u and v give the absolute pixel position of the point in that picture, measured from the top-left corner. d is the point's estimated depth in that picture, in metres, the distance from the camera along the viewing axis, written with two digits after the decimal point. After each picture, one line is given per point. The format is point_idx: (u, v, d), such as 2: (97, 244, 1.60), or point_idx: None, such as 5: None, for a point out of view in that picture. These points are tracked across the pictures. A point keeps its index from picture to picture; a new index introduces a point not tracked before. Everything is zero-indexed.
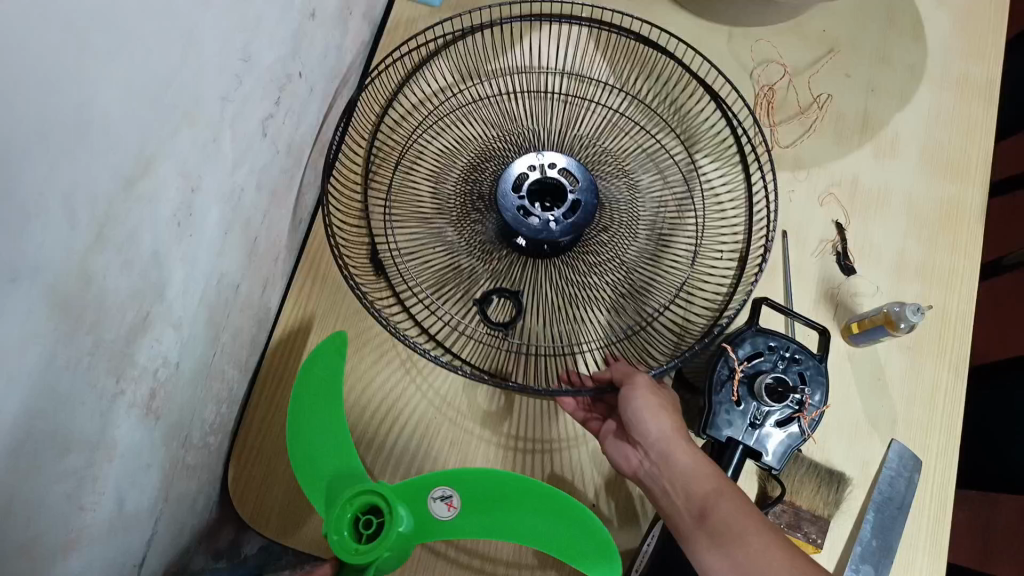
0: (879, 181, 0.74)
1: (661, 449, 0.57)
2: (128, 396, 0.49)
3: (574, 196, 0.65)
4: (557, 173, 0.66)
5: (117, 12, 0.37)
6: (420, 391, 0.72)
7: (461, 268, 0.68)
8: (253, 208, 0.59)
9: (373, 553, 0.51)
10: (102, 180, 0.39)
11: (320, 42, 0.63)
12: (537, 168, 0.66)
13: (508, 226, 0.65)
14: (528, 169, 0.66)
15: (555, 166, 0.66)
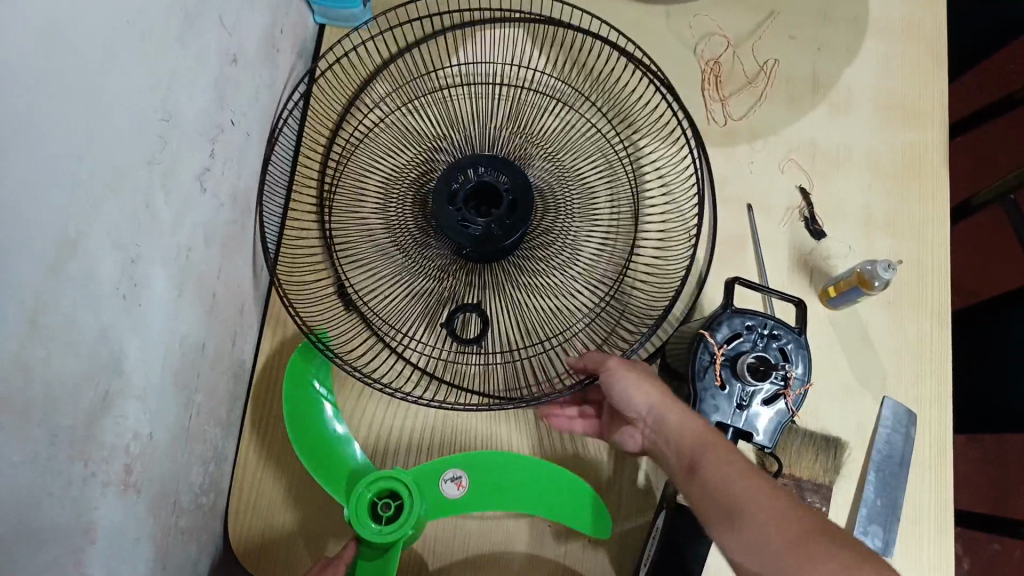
0: (836, 138, 0.72)
1: (656, 418, 0.54)
2: (100, 475, 0.48)
3: (509, 195, 0.65)
4: (489, 175, 0.66)
5: (12, 101, 0.36)
6: (406, 422, 0.70)
7: (416, 293, 0.68)
8: (205, 263, 0.58)
9: (396, 533, 0.55)
10: (23, 272, 0.39)
11: (248, 86, 0.62)
12: (469, 174, 0.66)
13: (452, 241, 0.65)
14: (461, 176, 0.65)
15: (486, 169, 0.66)
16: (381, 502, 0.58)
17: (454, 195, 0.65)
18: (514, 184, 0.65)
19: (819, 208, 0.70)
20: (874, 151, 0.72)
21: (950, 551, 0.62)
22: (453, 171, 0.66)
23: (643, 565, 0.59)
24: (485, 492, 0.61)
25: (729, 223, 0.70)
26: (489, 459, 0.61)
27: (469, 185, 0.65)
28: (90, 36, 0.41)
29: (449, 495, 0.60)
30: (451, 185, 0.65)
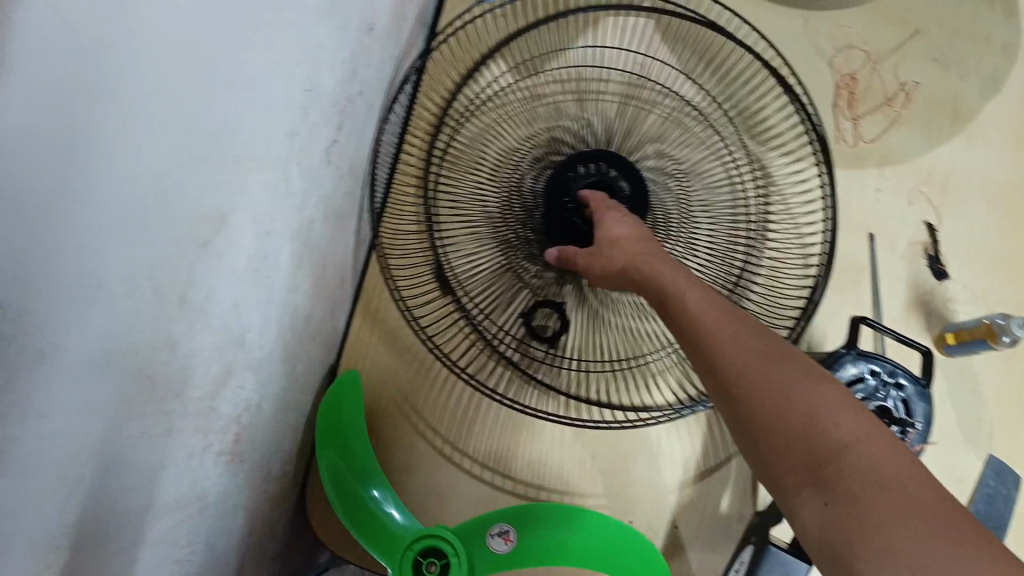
0: (970, 175, 0.69)
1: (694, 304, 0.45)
2: (215, 446, 0.48)
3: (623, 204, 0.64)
4: (611, 172, 0.64)
5: (181, 70, 0.35)
6: (492, 413, 0.68)
7: (508, 284, 0.66)
8: (321, 235, 0.57)
9: None
10: (182, 243, 0.39)
11: (377, 56, 0.60)
12: (590, 166, 0.64)
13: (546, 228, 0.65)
14: (582, 166, 0.65)
15: (610, 166, 0.64)
16: (427, 561, 0.58)
17: (572, 183, 0.64)
18: (635, 188, 0.64)
19: (944, 247, 0.67)
20: (1011, 193, 0.68)
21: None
22: (575, 159, 0.65)
23: None
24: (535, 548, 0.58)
25: (849, 251, 0.67)
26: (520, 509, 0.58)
27: (588, 177, 0.64)
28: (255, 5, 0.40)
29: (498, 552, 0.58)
30: (569, 174, 0.64)
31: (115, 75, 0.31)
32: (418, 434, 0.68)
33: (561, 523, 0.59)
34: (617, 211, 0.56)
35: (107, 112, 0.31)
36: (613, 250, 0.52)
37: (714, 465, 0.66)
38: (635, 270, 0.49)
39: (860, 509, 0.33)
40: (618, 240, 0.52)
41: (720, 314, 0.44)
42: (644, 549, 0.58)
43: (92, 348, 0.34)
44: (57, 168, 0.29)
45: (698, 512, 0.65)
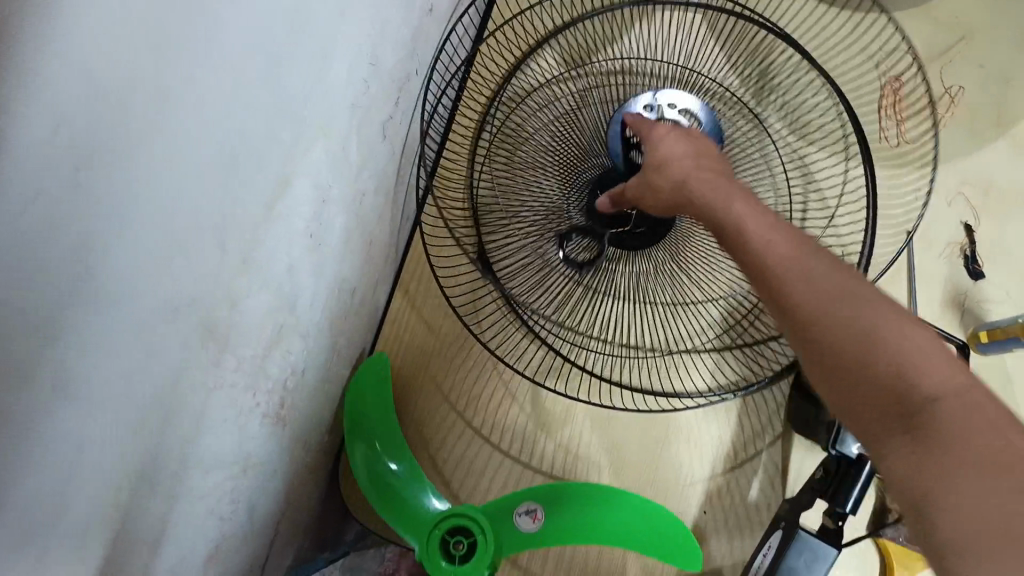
0: (1013, 180, 0.69)
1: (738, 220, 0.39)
2: (262, 407, 0.49)
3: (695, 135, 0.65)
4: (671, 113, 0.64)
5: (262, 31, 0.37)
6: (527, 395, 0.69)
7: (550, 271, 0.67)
8: (370, 210, 0.58)
9: None
10: (248, 203, 0.40)
11: (434, 39, 0.61)
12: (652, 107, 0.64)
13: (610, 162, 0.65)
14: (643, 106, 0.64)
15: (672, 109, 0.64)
16: (455, 540, 0.57)
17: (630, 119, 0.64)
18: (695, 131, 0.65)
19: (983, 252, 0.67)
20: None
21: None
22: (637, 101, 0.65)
23: None
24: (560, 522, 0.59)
25: (886, 250, 0.68)
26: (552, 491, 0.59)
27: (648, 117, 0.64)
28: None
29: (524, 530, 0.59)
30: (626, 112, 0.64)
31: (204, 32, 0.32)
32: (452, 415, 0.68)
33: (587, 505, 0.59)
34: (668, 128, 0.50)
35: (196, 63, 0.33)
36: (664, 169, 0.47)
37: (745, 456, 0.66)
38: (689, 188, 0.44)
39: (942, 462, 0.29)
40: (668, 160, 0.47)
41: (788, 243, 0.37)
42: (677, 534, 0.59)
43: (167, 299, 0.36)
44: (153, 116, 0.31)
45: (728, 501, 0.65)
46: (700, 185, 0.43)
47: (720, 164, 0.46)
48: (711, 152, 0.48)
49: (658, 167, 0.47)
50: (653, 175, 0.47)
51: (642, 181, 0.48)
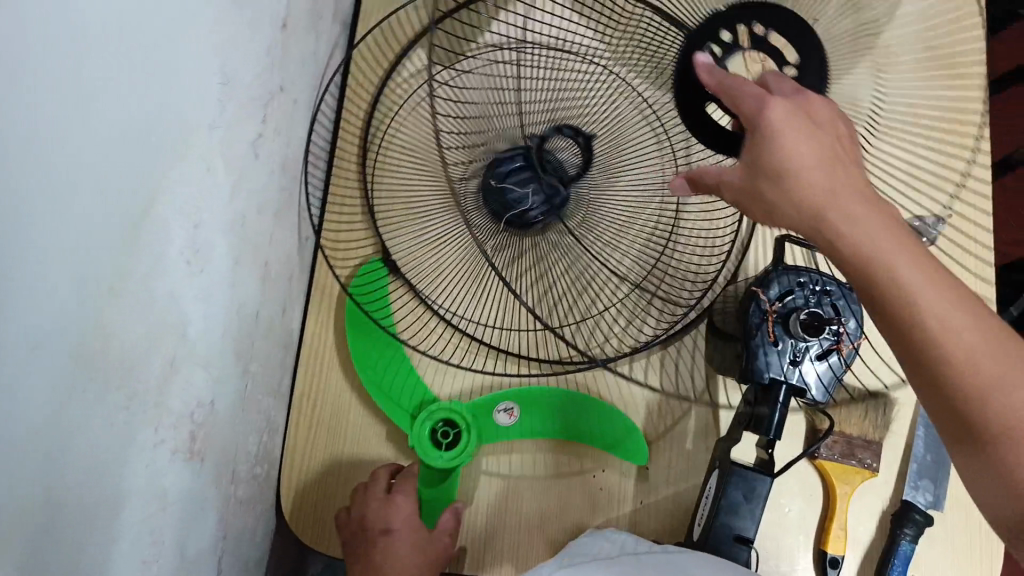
0: (876, 100, 0.72)
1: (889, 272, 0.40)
2: (168, 441, 0.48)
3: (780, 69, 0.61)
4: (762, 32, 0.59)
5: (96, 55, 0.36)
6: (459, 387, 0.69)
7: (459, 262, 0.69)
8: (259, 231, 0.58)
9: (456, 459, 0.64)
10: (105, 233, 0.39)
11: (295, 54, 0.62)
12: (744, 30, 0.60)
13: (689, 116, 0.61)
14: (732, 31, 0.60)
15: (764, 28, 0.59)
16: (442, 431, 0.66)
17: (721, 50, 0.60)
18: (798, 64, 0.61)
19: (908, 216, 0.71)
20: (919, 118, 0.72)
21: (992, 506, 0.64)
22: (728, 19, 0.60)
23: (697, 526, 0.62)
24: (531, 418, 0.67)
25: None
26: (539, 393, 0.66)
27: (741, 43, 0.60)
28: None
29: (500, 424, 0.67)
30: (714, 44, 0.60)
31: (24, 63, 0.32)
32: (384, 424, 0.68)
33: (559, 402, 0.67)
34: (780, 104, 0.45)
35: (21, 96, 0.32)
36: (793, 187, 0.43)
37: (673, 404, 0.68)
38: (821, 215, 0.42)
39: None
40: (799, 171, 0.43)
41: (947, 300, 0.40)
42: (626, 428, 0.66)
43: (23, 338, 0.34)
44: None
45: (666, 451, 0.67)
46: (830, 209, 0.42)
47: (850, 172, 0.44)
48: (839, 144, 0.45)
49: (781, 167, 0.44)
50: (764, 184, 0.45)
51: (750, 185, 0.46)
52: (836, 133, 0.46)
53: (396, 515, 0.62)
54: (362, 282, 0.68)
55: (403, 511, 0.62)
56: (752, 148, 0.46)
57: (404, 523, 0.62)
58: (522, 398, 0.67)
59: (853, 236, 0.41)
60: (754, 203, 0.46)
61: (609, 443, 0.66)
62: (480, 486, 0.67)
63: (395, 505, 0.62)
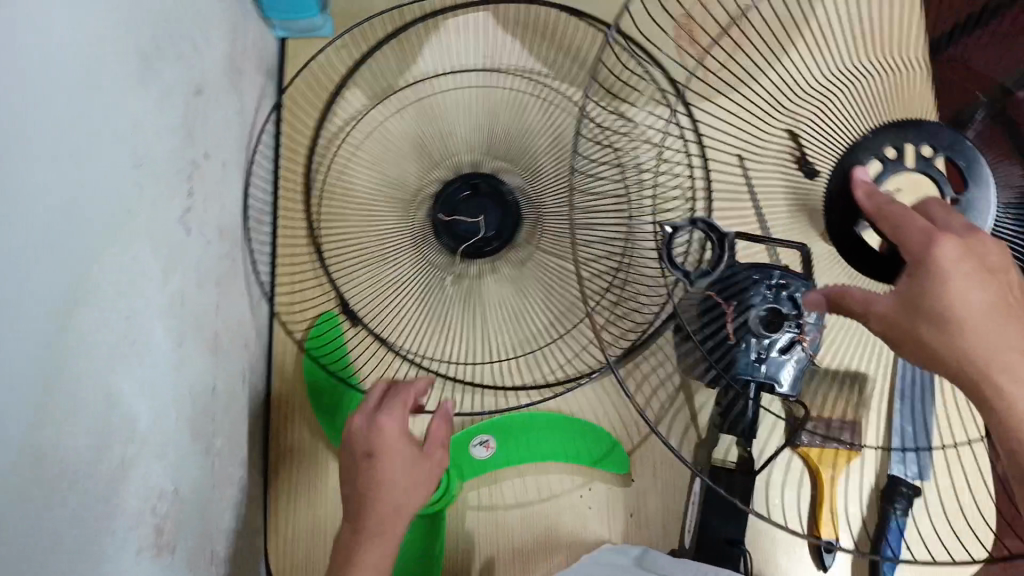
0: None
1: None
2: (131, 541, 0.47)
3: (959, 195, 0.55)
4: (928, 152, 0.55)
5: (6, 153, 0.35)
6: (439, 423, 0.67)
7: (418, 299, 0.68)
8: (201, 304, 0.57)
9: (441, 504, 0.64)
10: (29, 348, 0.37)
11: (215, 116, 0.60)
12: (908, 150, 0.56)
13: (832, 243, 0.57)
14: (895, 149, 0.56)
15: (933, 151, 0.56)
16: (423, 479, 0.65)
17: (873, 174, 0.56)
18: (952, 196, 0.55)
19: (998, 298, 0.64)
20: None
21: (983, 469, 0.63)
22: (882, 139, 0.56)
23: (687, 534, 0.61)
24: (510, 449, 0.66)
25: None
26: (510, 422, 0.66)
27: (906, 162, 0.55)
28: (61, 90, 0.39)
29: (479, 460, 0.66)
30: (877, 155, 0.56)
31: None
32: None
33: (534, 428, 0.66)
34: (952, 242, 0.42)
35: None
36: (955, 333, 0.41)
37: (651, 413, 0.67)
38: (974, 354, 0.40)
39: None
40: (970, 320, 0.41)
41: None
42: (605, 441, 0.66)
43: None
44: None
45: (652, 461, 0.66)
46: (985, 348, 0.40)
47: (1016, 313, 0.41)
48: (1012, 296, 0.42)
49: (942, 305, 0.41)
50: (923, 325, 0.42)
51: (904, 323, 0.43)
52: (1007, 284, 0.42)
53: (383, 437, 0.56)
54: (321, 333, 0.67)
55: (391, 435, 0.56)
56: (913, 285, 0.43)
57: (391, 445, 0.56)
58: (498, 431, 0.66)
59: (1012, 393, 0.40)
60: (901, 339, 0.43)
61: (592, 461, 0.66)
62: (467, 523, 0.65)
63: (379, 428, 0.56)
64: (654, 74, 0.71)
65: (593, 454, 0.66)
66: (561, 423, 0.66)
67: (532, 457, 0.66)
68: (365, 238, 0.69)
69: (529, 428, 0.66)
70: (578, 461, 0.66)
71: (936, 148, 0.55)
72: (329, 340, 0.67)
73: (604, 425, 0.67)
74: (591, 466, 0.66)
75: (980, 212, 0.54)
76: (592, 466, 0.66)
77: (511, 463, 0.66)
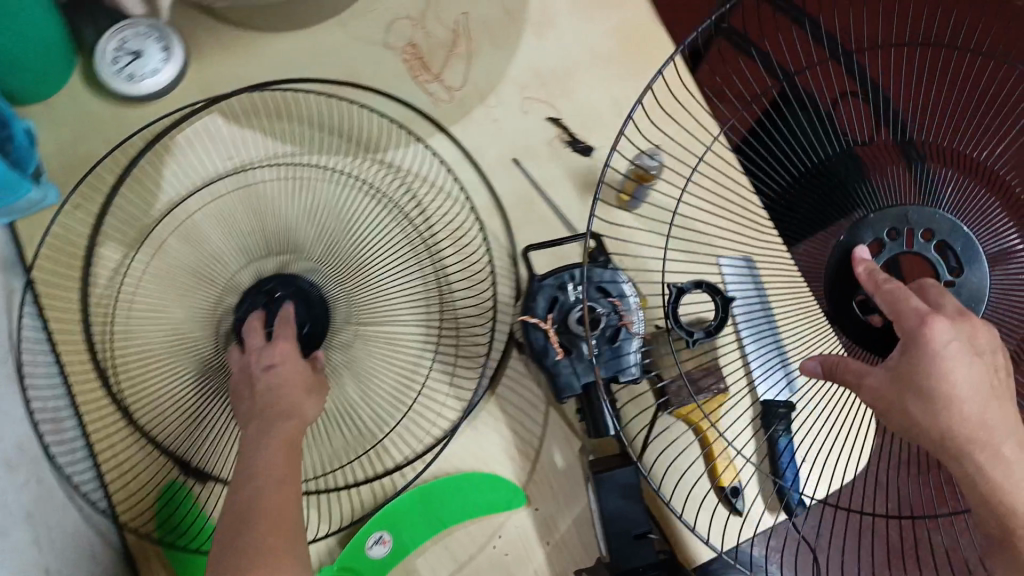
0: (556, 57, 0.70)
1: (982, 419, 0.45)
2: None
3: (948, 276, 0.58)
4: (927, 235, 0.59)
5: None
6: (337, 528, 0.64)
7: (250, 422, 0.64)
8: (13, 558, 0.51)
9: None
10: None
11: None
12: (908, 231, 0.59)
13: (839, 320, 0.60)
14: (894, 230, 0.59)
15: (932, 235, 0.59)
16: None
17: (872, 247, 0.60)
18: (947, 278, 0.58)
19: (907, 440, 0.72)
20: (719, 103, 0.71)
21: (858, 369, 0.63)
22: (884, 220, 0.59)
23: (601, 545, 0.60)
24: (406, 532, 0.63)
25: (506, 187, 0.69)
26: (400, 504, 0.63)
27: (905, 244, 0.58)
28: None
29: (380, 557, 0.62)
30: (874, 234, 0.59)
31: None
32: None
33: (422, 501, 0.63)
34: (941, 323, 0.47)
35: None
36: (942, 412, 0.45)
37: (529, 437, 0.66)
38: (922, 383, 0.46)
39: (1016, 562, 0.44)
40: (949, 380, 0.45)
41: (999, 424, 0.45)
42: (495, 483, 0.64)
43: None
44: None
45: (548, 482, 0.65)
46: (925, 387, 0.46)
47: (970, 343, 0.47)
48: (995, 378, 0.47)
49: (927, 380, 0.46)
50: (911, 401, 0.46)
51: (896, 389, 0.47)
52: (991, 364, 0.47)
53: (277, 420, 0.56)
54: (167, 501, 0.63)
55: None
56: (907, 362, 0.47)
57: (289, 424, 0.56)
58: (389, 520, 0.63)
59: (991, 470, 0.44)
60: (891, 411, 0.47)
61: (488, 509, 0.63)
62: None
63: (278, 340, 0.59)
64: (403, 107, 0.69)
65: (486, 501, 0.63)
66: (446, 483, 0.64)
67: (432, 530, 0.63)
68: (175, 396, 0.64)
69: (418, 503, 0.63)
70: (476, 514, 0.63)
71: (935, 232, 0.58)
72: (175, 503, 0.63)
73: (489, 467, 0.65)
74: (490, 513, 0.64)
75: (975, 299, 0.58)
76: (491, 513, 0.64)
77: (412, 545, 0.63)
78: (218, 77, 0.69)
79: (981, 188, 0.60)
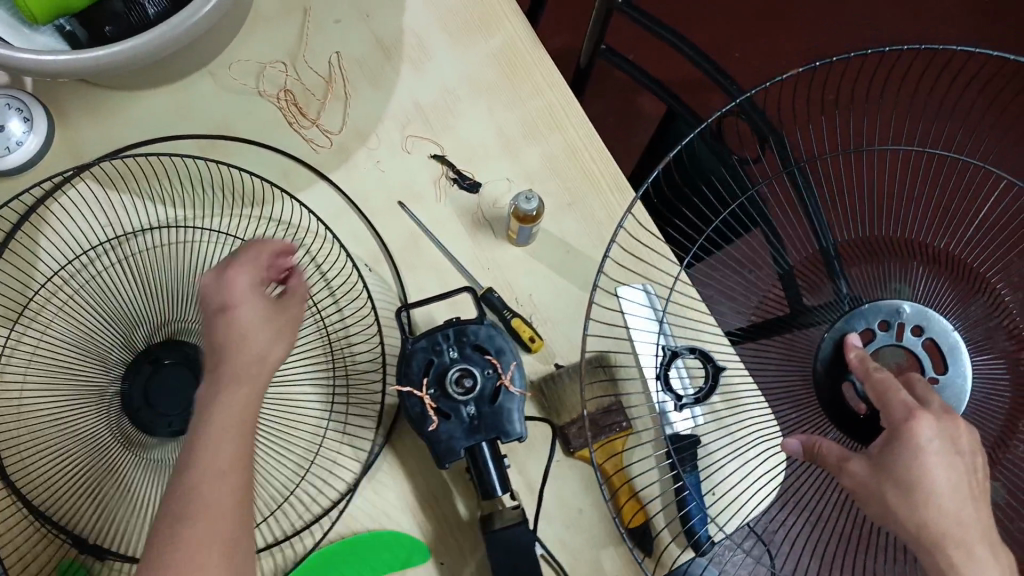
0: (434, 92, 0.68)
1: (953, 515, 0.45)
2: None
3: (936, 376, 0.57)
4: (918, 331, 0.58)
5: None
6: None
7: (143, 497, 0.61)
8: None
9: None
10: None
11: None
12: (898, 325, 0.58)
13: (828, 404, 0.59)
14: (885, 321, 0.58)
15: (922, 331, 0.58)
16: None
17: (862, 335, 0.59)
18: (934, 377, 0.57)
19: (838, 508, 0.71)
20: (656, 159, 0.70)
21: (776, 406, 0.64)
22: (877, 311, 0.59)
23: None
24: None
25: (393, 230, 0.66)
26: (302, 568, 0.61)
27: (895, 337, 0.58)
28: None
29: None
30: (867, 321, 0.59)
31: None
32: None
33: (327, 563, 0.61)
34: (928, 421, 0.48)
35: None
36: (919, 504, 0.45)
37: (430, 489, 0.64)
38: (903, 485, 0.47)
39: None
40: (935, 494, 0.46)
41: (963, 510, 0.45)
42: (400, 540, 0.62)
43: None
44: None
45: (451, 534, 0.63)
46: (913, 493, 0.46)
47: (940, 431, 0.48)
48: (971, 480, 0.47)
49: (907, 472, 0.47)
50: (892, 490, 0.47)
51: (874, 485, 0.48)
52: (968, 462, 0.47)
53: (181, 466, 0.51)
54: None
55: None
56: (890, 457, 0.48)
57: None
58: None
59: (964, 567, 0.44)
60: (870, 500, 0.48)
61: (393, 565, 0.61)
62: None
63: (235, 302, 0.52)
64: (280, 156, 0.66)
65: (390, 559, 0.62)
66: (352, 544, 0.62)
67: None
68: (73, 460, 0.61)
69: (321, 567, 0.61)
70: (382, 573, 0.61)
71: (924, 328, 0.58)
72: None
73: (392, 522, 0.63)
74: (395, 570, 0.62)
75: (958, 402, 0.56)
76: (397, 570, 0.62)
77: None
78: (86, 137, 0.66)
79: (956, 282, 0.59)
